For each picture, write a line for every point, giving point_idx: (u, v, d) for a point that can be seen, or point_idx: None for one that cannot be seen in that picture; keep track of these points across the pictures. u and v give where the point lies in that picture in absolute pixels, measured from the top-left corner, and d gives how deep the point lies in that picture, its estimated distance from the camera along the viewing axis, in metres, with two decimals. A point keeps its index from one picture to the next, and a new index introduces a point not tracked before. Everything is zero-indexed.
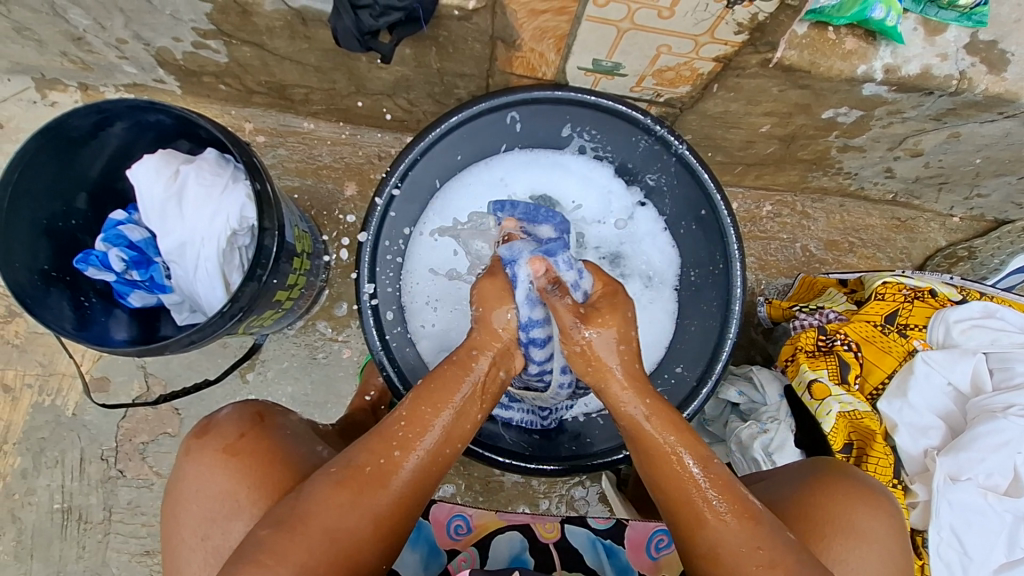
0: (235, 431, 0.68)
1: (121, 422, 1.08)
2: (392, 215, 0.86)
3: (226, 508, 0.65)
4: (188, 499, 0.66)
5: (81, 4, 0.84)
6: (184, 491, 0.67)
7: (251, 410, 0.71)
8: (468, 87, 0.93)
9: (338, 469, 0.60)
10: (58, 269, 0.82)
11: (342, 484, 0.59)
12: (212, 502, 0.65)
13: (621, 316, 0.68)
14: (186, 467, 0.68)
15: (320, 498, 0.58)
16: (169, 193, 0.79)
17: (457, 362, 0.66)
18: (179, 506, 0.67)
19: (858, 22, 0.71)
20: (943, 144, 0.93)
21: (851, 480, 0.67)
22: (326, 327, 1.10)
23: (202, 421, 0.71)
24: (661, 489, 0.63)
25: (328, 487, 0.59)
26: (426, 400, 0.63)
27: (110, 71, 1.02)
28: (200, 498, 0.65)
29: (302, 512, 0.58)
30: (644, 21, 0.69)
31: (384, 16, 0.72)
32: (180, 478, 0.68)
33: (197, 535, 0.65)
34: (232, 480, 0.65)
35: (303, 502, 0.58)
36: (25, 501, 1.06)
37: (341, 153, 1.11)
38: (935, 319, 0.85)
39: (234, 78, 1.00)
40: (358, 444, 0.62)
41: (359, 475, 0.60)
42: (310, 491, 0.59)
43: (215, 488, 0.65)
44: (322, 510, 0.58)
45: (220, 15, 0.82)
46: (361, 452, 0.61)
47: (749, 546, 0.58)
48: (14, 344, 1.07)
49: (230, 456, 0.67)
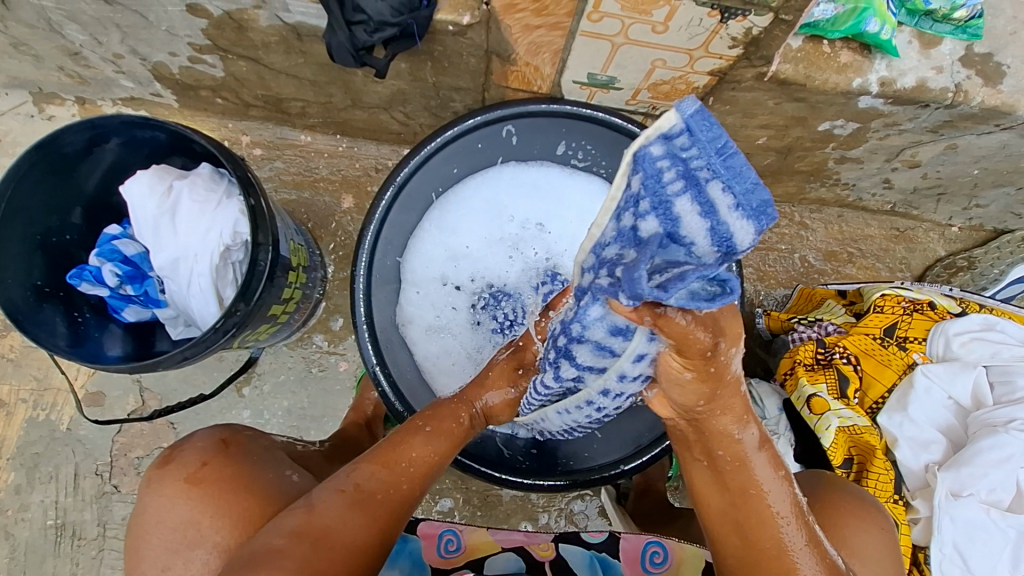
0: (197, 460, 0.68)
1: (116, 436, 1.07)
2: (388, 227, 0.85)
3: (186, 537, 0.64)
4: (148, 531, 0.66)
5: (78, 20, 0.84)
6: (146, 524, 0.66)
7: (217, 437, 0.70)
8: (465, 100, 0.93)
9: (349, 491, 0.63)
10: (51, 285, 0.82)
11: (354, 505, 0.62)
12: (172, 532, 0.65)
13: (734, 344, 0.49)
14: (149, 498, 0.67)
15: (335, 516, 0.61)
16: (163, 208, 0.79)
17: (458, 401, 0.72)
18: (142, 536, 0.66)
19: (853, 35, 0.72)
20: (941, 156, 0.93)
21: (844, 492, 0.67)
22: (323, 340, 1.10)
23: (164, 452, 0.70)
24: (728, 529, 0.60)
25: (341, 507, 0.61)
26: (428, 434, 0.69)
27: (107, 85, 1.03)
28: (160, 530, 0.65)
29: (321, 526, 0.59)
30: (638, 36, 0.69)
31: (379, 32, 0.72)
32: (141, 511, 0.67)
33: (157, 566, 0.64)
34: (194, 508, 0.65)
35: (320, 517, 0.60)
36: (18, 517, 1.05)
37: (338, 165, 1.11)
38: (934, 333, 0.84)
39: (231, 92, 1.00)
40: (366, 469, 0.65)
41: (371, 498, 0.63)
42: (320, 508, 0.61)
43: (174, 519, 0.65)
44: (340, 524, 0.60)
45: (215, 30, 0.82)
46: (370, 477, 0.64)
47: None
48: (9, 358, 1.07)
49: (192, 485, 0.66)
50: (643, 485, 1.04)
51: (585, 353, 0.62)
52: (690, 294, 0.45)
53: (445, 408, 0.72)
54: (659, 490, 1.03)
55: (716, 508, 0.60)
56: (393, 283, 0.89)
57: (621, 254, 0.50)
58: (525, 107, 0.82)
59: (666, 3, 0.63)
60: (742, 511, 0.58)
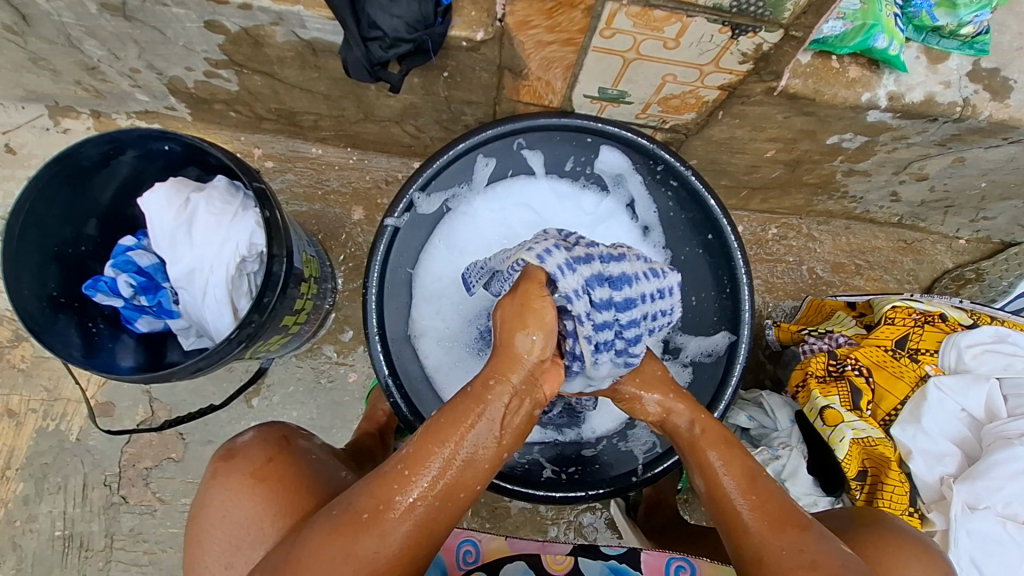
0: (262, 455, 0.68)
1: (125, 447, 1.07)
2: (400, 239, 0.85)
3: (251, 534, 0.63)
4: (212, 524, 0.65)
5: (97, 36, 0.86)
6: (208, 517, 0.66)
7: (279, 434, 0.71)
8: (476, 114, 0.94)
9: (337, 515, 0.57)
10: (66, 296, 0.82)
11: (339, 533, 0.56)
12: (236, 528, 0.64)
13: (651, 371, 0.70)
14: (213, 492, 0.66)
15: (314, 546, 0.56)
16: (180, 220, 0.79)
17: (471, 394, 0.59)
18: (203, 531, 0.65)
19: (862, 51, 0.73)
20: (948, 169, 0.94)
21: (890, 527, 0.64)
22: (333, 351, 1.10)
23: (224, 447, 0.70)
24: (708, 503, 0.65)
25: (321, 537, 0.56)
26: (429, 439, 0.58)
27: (122, 99, 1.04)
28: (225, 525, 0.64)
29: (296, 560, 0.56)
30: (650, 51, 0.70)
31: (394, 48, 0.73)
32: (204, 503, 0.67)
33: (221, 563, 0.63)
34: (259, 505, 0.64)
35: (300, 549, 0.56)
36: (26, 528, 1.05)
37: (349, 178, 1.12)
38: (947, 343, 0.84)
39: (245, 106, 1.02)
40: (361, 487, 0.58)
41: (357, 521, 0.56)
42: (307, 539, 0.57)
43: (240, 515, 0.64)
44: (313, 557, 0.55)
45: (232, 46, 0.83)
46: (360, 496, 0.58)
47: (792, 550, 0.58)
48: (19, 369, 1.07)
49: (257, 482, 0.66)
50: (653, 498, 1.04)
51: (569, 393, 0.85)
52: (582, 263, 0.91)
53: (459, 404, 0.59)
54: (670, 503, 1.02)
55: (700, 489, 0.66)
56: (405, 294, 0.89)
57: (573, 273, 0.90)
58: (537, 121, 0.83)
59: (679, 20, 0.64)
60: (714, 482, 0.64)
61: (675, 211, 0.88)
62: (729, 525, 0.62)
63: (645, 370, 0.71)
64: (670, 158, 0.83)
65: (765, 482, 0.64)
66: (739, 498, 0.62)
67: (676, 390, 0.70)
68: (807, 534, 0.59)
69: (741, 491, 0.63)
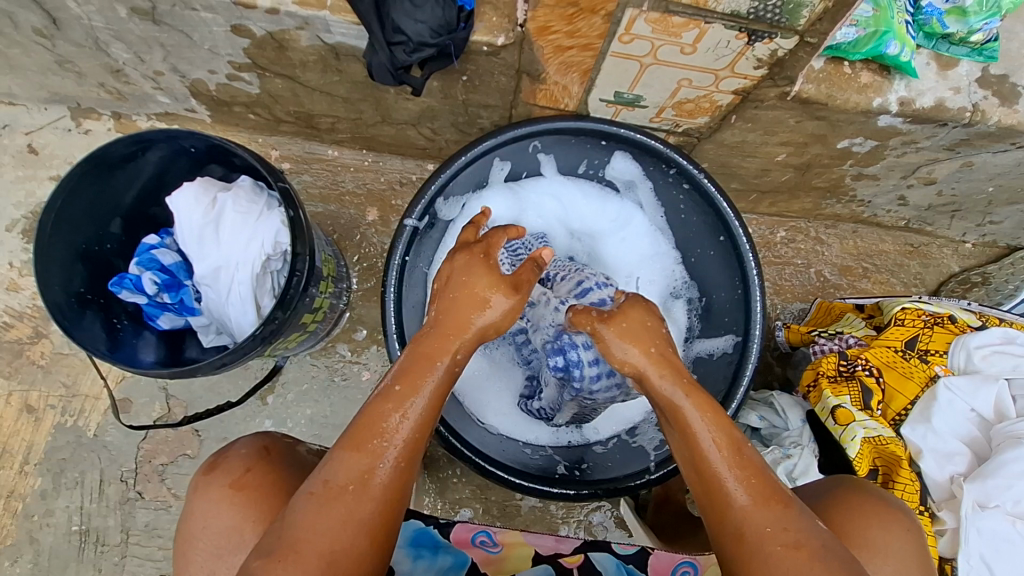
0: (241, 466, 0.68)
1: (141, 443, 1.09)
2: (419, 239, 0.87)
3: (232, 539, 0.66)
4: (197, 535, 0.67)
5: (124, 39, 0.88)
6: (192, 527, 0.67)
7: (257, 445, 0.71)
8: (492, 117, 0.96)
9: (319, 491, 0.56)
10: (93, 292, 0.84)
11: (328, 503, 0.56)
12: (218, 538, 0.66)
13: (637, 322, 0.66)
14: (195, 504, 0.68)
15: (305, 521, 0.55)
16: (208, 219, 0.81)
17: (420, 354, 0.63)
18: (189, 543, 0.67)
19: (873, 57, 0.74)
20: (956, 173, 0.95)
21: (870, 500, 0.67)
22: (346, 349, 1.11)
23: (209, 459, 0.71)
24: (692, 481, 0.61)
25: (312, 510, 0.55)
26: (396, 397, 0.60)
27: (143, 101, 1.06)
28: (207, 534, 0.66)
29: (292, 539, 0.54)
30: (667, 56, 0.72)
31: (417, 52, 0.75)
32: (189, 515, 0.68)
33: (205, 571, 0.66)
34: (239, 515, 0.66)
35: (291, 529, 0.55)
36: (44, 522, 1.06)
37: (364, 179, 1.14)
38: (956, 344, 0.86)
39: (264, 108, 1.04)
40: (336, 460, 0.58)
41: (341, 490, 0.56)
42: (294, 517, 0.55)
43: (222, 524, 0.66)
44: (308, 528, 0.55)
45: (256, 50, 0.85)
46: (339, 469, 0.57)
47: (775, 527, 0.55)
48: (39, 365, 1.09)
49: (236, 491, 0.67)
50: (662, 494, 1.05)
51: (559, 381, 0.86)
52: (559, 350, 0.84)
53: (413, 363, 0.62)
54: (678, 500, 1.03)
55: (680, 456, 0.62)
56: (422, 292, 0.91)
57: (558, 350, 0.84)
58: (554, 124, 0.84)
59: (697, 26, 0.65)
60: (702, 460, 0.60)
61: (687, 215, 0.90)
62: (711, 500, 0.58)
63: (623, 321, 0.66)
64: (684, 161, 0.85)
65: (752, 453, 0.60)
66: (731, 477, 0.58)
67: (660, 352, 0.65)
68: (792, 511, 0.57)
69: (728, 466, 0.58)
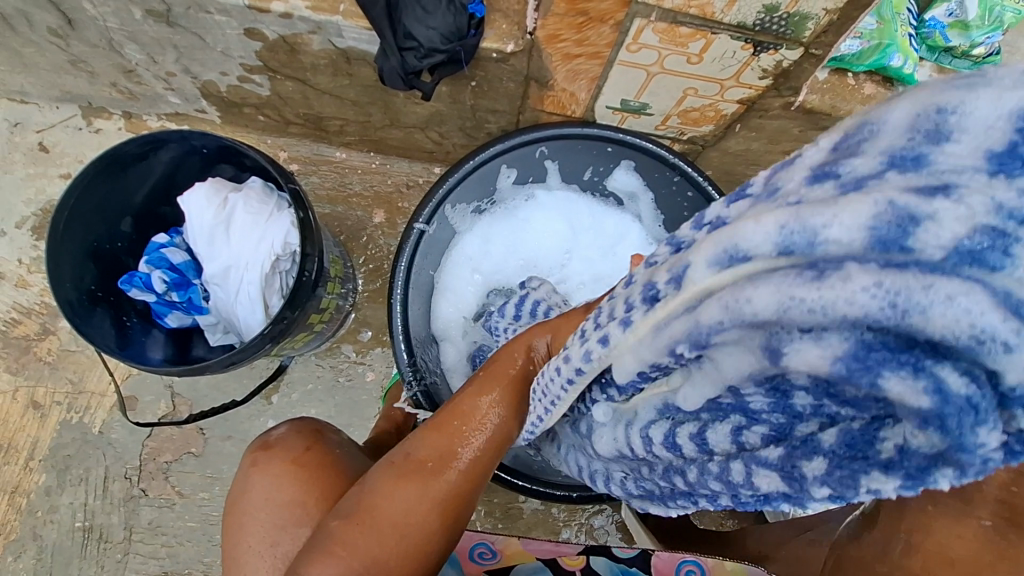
0: (300, 445, 0.66)
1: (146, 440, 1.09)
2: (426, 242, 0.88)
3: (293, 514, 0.62)
4: (254, 509, 0.63)
5: (138, 41, 0.89)
6: (249, 502, 0.64)
7: (311, 427, 0.70)
8: (499, 122, 0.97)
9: (399, 462, 0.57)
10: (103, 290, 0.85)
11: (406, 479, 0.55)
12: (280, 509, 0.63)
13: None
14: (253, 479, 0.65)
15: (382, 491, 0.55)
16: (218, 220, 0.82)
17: (506, 349, 0.61)
18: (243, 515, 0.64)
19: (877, 68, 0.76)
20: None
21: None
22: (352, 350, 1.12)
23: (259, 440, 0.69)
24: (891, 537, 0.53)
25: (390, 481, 0.56)
26: (483, 387, 0.59)
27: (154, 101, 1.07)
28: (268, 507, 0.63)
29: (369, 504, 0.55)
30: (673, 66, 0.73)
31: (428, 58, 0.76)
32: (244, 489, 0.65)
33: (265, 542, 0.62)
34: (302, 489, 0.63)
35: (369, 494, 0.56)
36: (48, 518, 1.07)
37: (371, 181, 1.15)
38: None
39: (274, 110, 1.05)
40: (418, 438, 0.58)
41: (421, 468, 0.56)
42: (373, 485, 0.56)
43: (283, 497, 0.63)
44: (386, 499, 0.55)
45: (268, 52, 0.86)
46: (420, 446, 0.58)
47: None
48: (46, 361, 1.09)
49: (297, 468, 0.64)
50: None
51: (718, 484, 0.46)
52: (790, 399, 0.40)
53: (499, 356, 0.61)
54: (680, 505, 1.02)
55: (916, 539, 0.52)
56: (428, 294, 0.92)
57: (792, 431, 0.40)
58: (562, 129, 0.85)
59: (703, 37, 0.67)
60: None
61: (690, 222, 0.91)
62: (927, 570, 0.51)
63: None
64: (688, 167, 0.85)
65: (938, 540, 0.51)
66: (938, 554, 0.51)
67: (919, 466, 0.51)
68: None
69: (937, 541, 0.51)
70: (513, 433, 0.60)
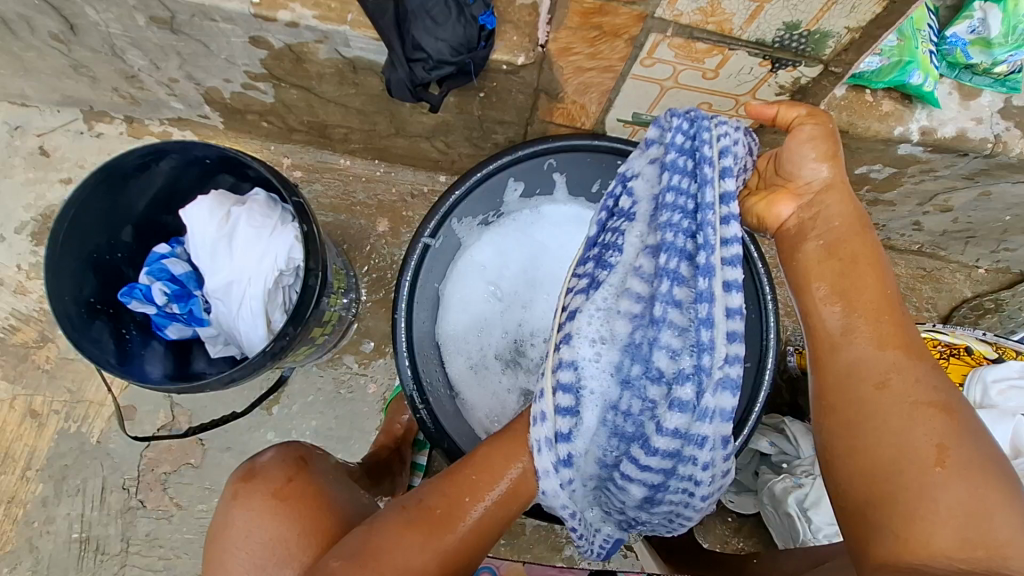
0: (282, 475, 0.65)
1: (144, 451, 1.08)
2: (432, 256, 0.85)
3: (277, 552, 0.60)
4: (234, 545, 0.61)
5: (140, 47, 0.87)
6: (230, 539, 0.62)
7: (295, 455, 0.68)
8: (507, 133, 0.95)
9: (411, 508, 0.57)
10: (102, 302, 0.83)
11: (414, 526, 0.56)
12: (261, 549, 0.60)
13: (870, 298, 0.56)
14: (233, 515, 0.63)
15: (390, 536, 0.55)
16: (221, 234, 0.80)
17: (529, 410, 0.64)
18: (223, 553, 0.62)
19: (896, 86, 0.74)
20: (974, 202, 0.95)
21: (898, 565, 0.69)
22: (354, 361, 1.11)
23: (242, 468, 0.67)
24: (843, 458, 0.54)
25: (399, 526, 0.56)
26: (502, 443, 0.61)
27: (157, 106, 1.06)
28: (248, 546, 0.60)
29: (375, 547, 0.55)
30: (688, 81, 0.71)
31: (437, 70, 0.74)
32: (224, 525, 0.63)
33: None
34: (287, 525, 0.61)
35: (375, 536, 0.56)
36: (44, 529, 1.05)
37: (375, 190, 1.13)
38: (972, 378, 0.84)
39: (278, 117, 1.03)
40: (431, 486, 0.59)
41: (430, 516, 0.57)
42: (381, 526, 0.56)
43: (264, 536, 0.61)
44: (393, 545, 0.55)
45: (273, 61, 0.85)
46: (433, 493, 0.58)
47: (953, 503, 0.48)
48: (44, 369, 1.08)
49: (279, 502, 0.62)
50: None
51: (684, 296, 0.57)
52: (681, 202, 0.58)
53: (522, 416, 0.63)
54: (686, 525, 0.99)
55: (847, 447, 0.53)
56: (433, 308, 0.90)
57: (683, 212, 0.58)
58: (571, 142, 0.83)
59: (720, 52, 0.65)
60: (890, 436, 0.51)
61: None
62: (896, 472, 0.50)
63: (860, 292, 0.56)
64: None
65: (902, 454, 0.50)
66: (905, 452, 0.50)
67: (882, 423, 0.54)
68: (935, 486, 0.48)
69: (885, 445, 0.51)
70: (530, 494, 0.60)
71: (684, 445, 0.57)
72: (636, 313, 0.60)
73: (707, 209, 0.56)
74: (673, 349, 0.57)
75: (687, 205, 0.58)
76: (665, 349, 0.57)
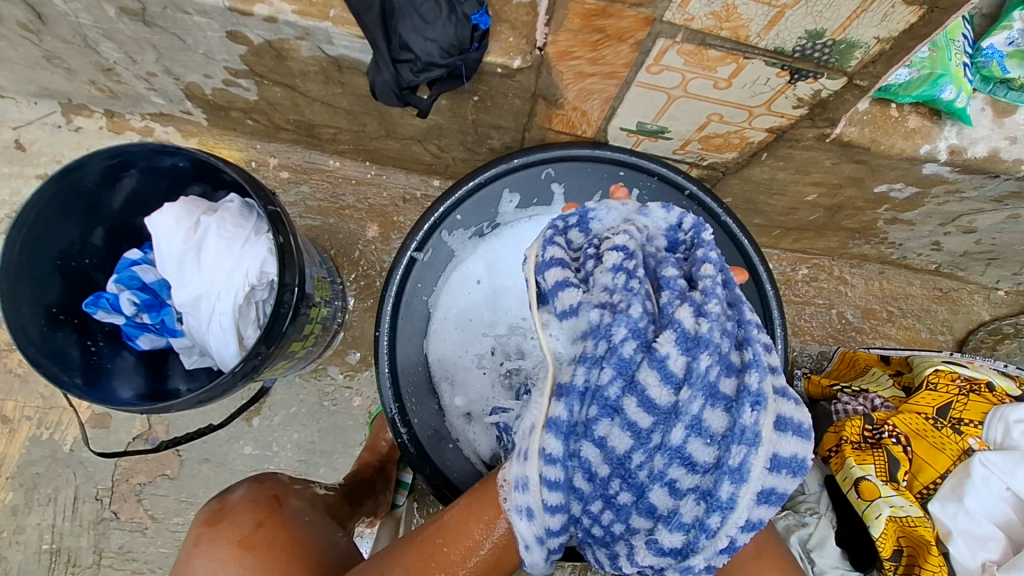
0: (252, 520, 0.65)
1: (119, 461, 1.03)
2: (419, 268, 0.80)
3: None
4: None
5: (114, 39, 0.82)
6: None
7: (266, 495, 0.68)
8: (503, 139, 0.90)
9: None
10: (66, 312, 0.78)
11: None
12: None
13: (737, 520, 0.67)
14: (197, 559, 0.63)
15: None
16: (189, 245, 0.75)
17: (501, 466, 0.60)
18: None
19: (925, 101, 0.68)
20: (1000, 224, 0.89)
21: None
22: (338, 372, 1.06)
23: (209, 508, 0.66)
24: None
25: None
26: (468, 509, 0.59)
27: (137, 101, 1.00)
28: None
29: None
30: (698, 90, 0.66)
31: (426, 72, 0.69)
32: (186, 569, 0.63)
33: None
34: None
35: None
36: (13, 539, 1.01)
37: (365, 194, 1.08)
38: (992, 416, 0.79)
39: (263, 115, 0.98)
40: (399, 555, 0.60)
41: None
42: None
43: None
44: None
45: (254, 57, 0.79)
46: (396, 566, 0.59)
47: None
48: (17, 373, 1.03)
49: (246, 550, 0.62)
50: None
51: (717, 428, 0.52)
52: (696, 323, 0.53)
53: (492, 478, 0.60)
54: None
55: None
56: (422, 323, 0.85)
57: (697, 337, 0.52)
58: (568, 151, 0.78)
59: (734, 61, 0.59)
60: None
61: None
62: None
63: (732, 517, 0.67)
64: (707, 197, 0.77)
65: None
66: None
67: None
68: None
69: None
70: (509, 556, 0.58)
71: (669, 566, 0.55)
72: (643, 427, 0.52)
73: (729, 364, 0.53)
74: (679, 487, 0.52)
75: (705, 328, 0.53)
76: (671, 485, 0.52)
